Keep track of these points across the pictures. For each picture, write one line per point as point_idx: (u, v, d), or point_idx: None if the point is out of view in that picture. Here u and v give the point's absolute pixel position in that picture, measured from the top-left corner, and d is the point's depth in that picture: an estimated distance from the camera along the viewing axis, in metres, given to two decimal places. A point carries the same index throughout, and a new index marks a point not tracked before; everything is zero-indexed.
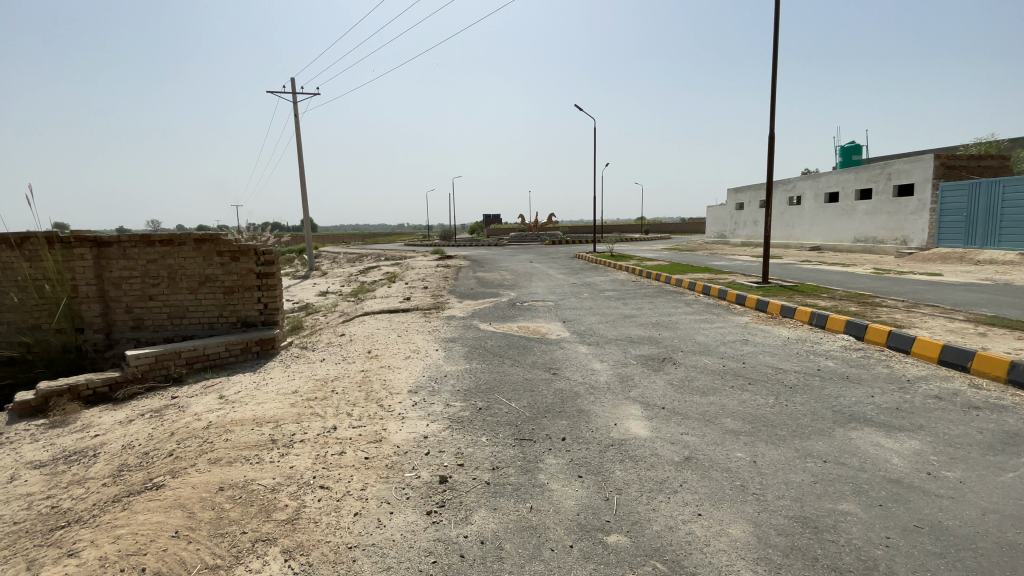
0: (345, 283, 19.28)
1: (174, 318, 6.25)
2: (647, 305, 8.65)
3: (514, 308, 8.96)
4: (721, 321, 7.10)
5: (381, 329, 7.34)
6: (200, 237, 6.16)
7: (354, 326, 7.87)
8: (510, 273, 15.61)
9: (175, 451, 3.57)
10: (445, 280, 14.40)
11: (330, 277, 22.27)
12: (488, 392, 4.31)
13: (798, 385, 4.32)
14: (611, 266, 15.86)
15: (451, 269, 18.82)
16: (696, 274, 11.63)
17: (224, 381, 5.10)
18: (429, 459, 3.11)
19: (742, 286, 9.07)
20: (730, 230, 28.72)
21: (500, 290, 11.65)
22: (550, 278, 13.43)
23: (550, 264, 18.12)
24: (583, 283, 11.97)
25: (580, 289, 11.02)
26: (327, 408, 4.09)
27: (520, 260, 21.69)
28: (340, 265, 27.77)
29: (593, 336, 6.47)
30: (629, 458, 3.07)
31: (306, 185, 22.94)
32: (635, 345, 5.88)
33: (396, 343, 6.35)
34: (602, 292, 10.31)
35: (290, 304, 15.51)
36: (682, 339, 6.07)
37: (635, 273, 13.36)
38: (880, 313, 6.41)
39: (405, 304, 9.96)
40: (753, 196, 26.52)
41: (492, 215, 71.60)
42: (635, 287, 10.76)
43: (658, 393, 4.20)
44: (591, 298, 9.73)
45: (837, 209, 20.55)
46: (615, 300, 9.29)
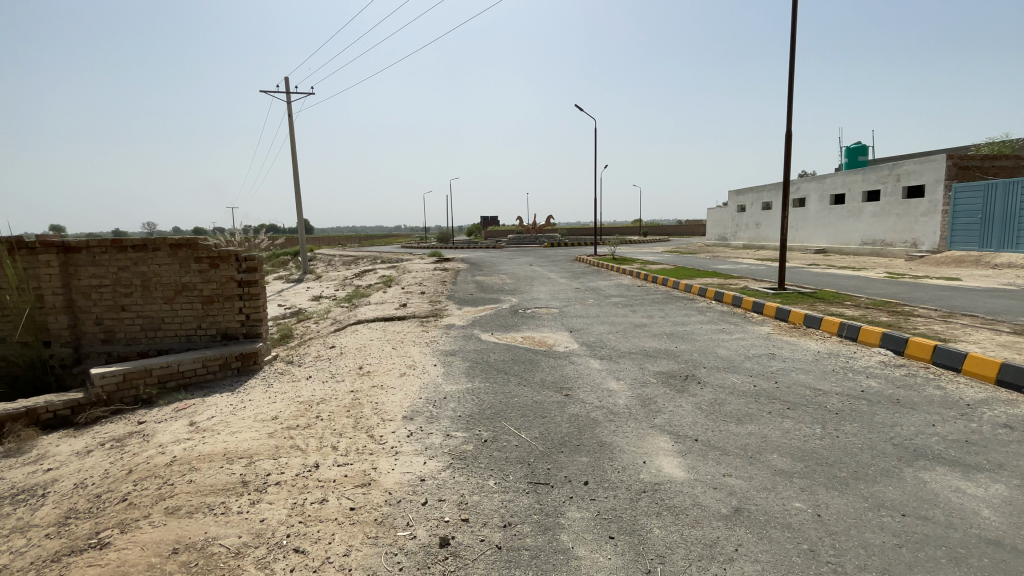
0: (339, 287, 18.69)
1: (148, 330, 5.72)
2: (658, 313, 8.14)
3: (517, 315, 8.44)
4: (742, 331, 6.60)
5: (374, 340, 6.81)
6: (176, 243, 5.64)
7: (346, 336, 7.33)
8: (510, 277, 15.07)
9: (129, 496, 3.03)
10: (443, 284, 13.87)
11: (324, 281, 21.68)
12: (494, 419, 3.79)
13: (844, 411, 3.83)
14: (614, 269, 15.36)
15: (449, 272, 18.29)
16: (705, 278, 11.15)
17: (198, 404, 4.57)
18: (427, 512, 2.60)
19: (756, 293, 8.58)
20: (731, 232, 28.27)
21: (501, 295, 11.12)
22: (552, 283, 12.90)
23: (550, 267, 17.60)
24: (587, 288, 11.46)
25: (585, 295, 10.49)
26: (310, 440, 3.57)
27: (519, 263, 21.18)
28: (334, 268, 27.16)
29: (606, 348, 5.96)
30: (667, 511, 2.55)
31: (300, 186, 22.34)
32: (652, 360, 5.37)
33: (391, 357, 5.83)
34: (609, 298, 9.80)
35: (282, 309, 14.91)
36: (703, 353, 5.56)
37: (640, 277, 12.86)
38: (916, 324, 5.93)
39: (402, 311, 9.42)
40: (755, 198, 26.08)
41: (489, 218, 71.07)
42: (643, 292, 10.25)
43: (687, 421, 3.68)
44: (597, 305, 9.22)
45: (843, 211, 20.11)
46: (624, 307, 8.78)
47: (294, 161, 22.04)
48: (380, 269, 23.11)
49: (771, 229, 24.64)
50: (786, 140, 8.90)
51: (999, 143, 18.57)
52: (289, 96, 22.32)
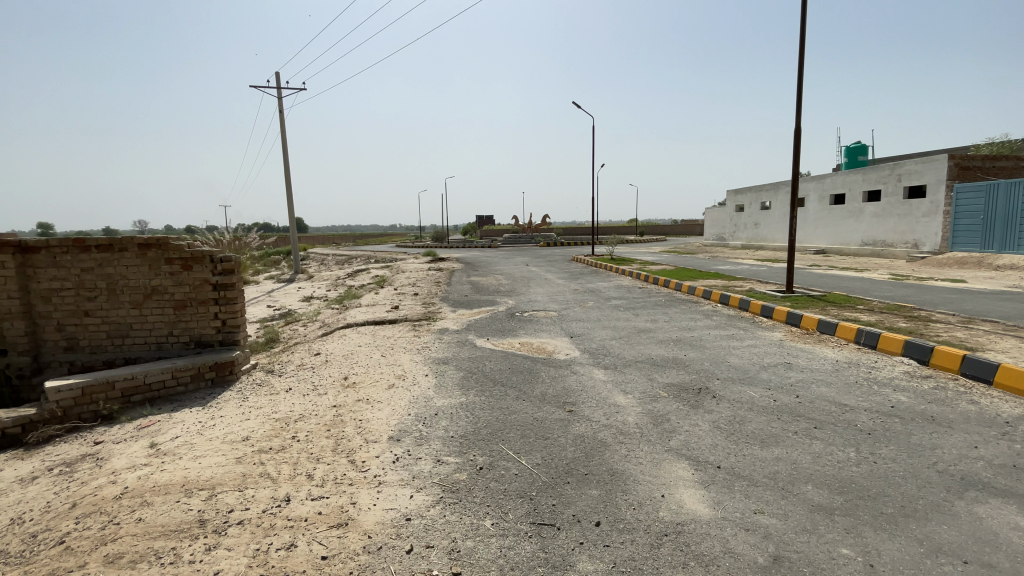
0: (332, 288, 18.23)
1: (115, 337, 5.29)
2: (662, 317, 7.77)
3: (514, 319, 8.06)
4: (752, 337, 6.24)
5: (363, 346, 6.39)
6: (145, 242, 5.22)
7: (333, 342, 6.92)
8: (506, 278, 14.67)
9: (68, 539, 2.62)
10: (438, 285, 13.45)
11: (316, 281, 21.20)
12: (489, 441, 3.40)
13: (876, 431, 3.47)
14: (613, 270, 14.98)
15: (444, 272, 17.86)
16: (708, 280, 10.79)
17: (164, 422, 4.15)
18: (412, 563, 2.20)
19: (764, 296, 8.21)
20: (729, 232, 27.96)
21: (497, 296, 10.72)
22: (549, 284, 12.53)
23: (548, 268, 17.20)
24: (587, 289, 11.09)
25: (584, 297, 10.13)
26: (283, 468, 3.16)
27: (515, 263, 20.77)
28: (327, 268, 26.65)
29: (610, 356, 5.58)
30: (694, 561, 2.17)
31: (291, 184, 21.84)
32: (660, 370, 5.00)
33: (379, 365, 5.43)
34: (609, 301, 9.43)
35: (271, 311, 14.47)
36: (714, 362, 5.20)
37: (640, 278, 12.48)
38: (937, 331, 5.58)
39: (393, 314, 9.02)
40: (754, 198, 25.77)
41: (485, 217, 70.61)
42: (644, 294, 9.88)
43: (705, 444, 3.31)
44: (597, 308, 8.84)
45: (843, 211, 19.82)
46: (625, 310, 8.41)
47: (286, 158, 21.53)
48: (374, 269, 22.65)
49: (770, 230, 24.34)
50: (794, 137, 8.54)
51: (1001, 142, 18.32)
52: (280, 92, 21.80)
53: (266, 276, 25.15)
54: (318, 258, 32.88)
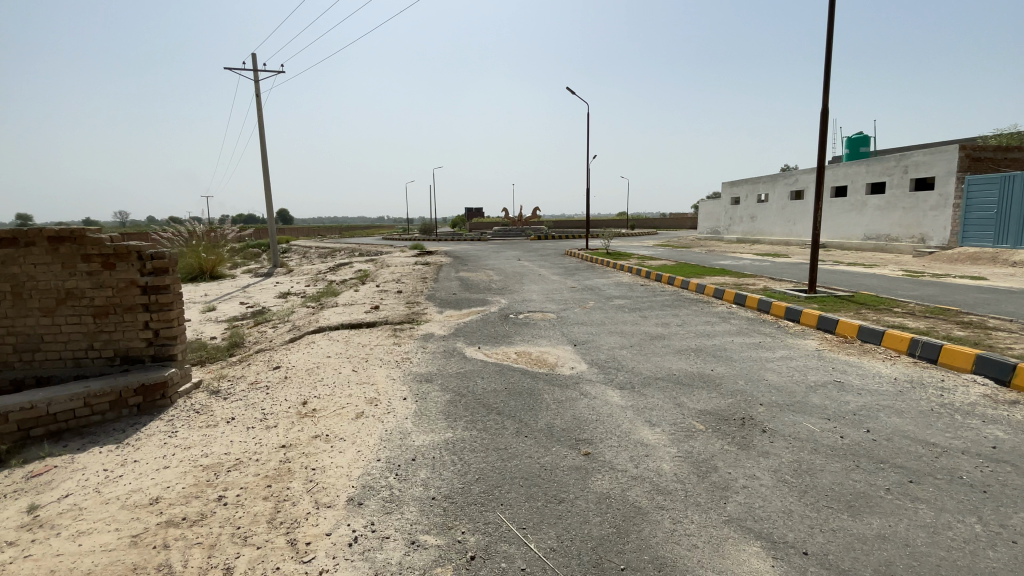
0: (310, 283, 17.11)
1: (23, 352, 4.29)
2: (674, 320, 6.92)
3: (509, 322, 7.16)
4: (784, 346, 5.42)
5: (332, 358, 5.45)
6: (57, 235, 4.22)
7: (299, 351, 5.96)
8: (497, 274, 13.74)
9: None
10: (423, 281, 12.48)
11: (294, 276, 20.04)
12: (484, 507, 2.51)
13: (989, 488, 2.66)
14: (609, 265, 14.11)
15: (430, 267, 16.87)
16: (715, 277, 9.98)
17: (61, 469, 3.21)
18: None
19: (785, 296, 7.38)
20: (723, 226, 27.23)
21: (488, 295, 9.81)
22: (544, 280, 11.63)
23: (540, 262, 16.30)
24: (585, 287, 10.20)
25: (584, 296, 9.24)
26: (194, 555, 2.25)
27: (506, 257, 19.81)
28: (308, 262, 25.40)
29: (625, 371, 4.70)
30: None
31: (269, 173, 20.59)
32: (688, 392, 4.13)
33: (347, 384, 4.50)
34: (612, 300, 8.56)
35: (243, 309, 13.38)
36: (750, 381, 4.36)
37: (641, 274, 11.62)
38: (1001, 341, 4.82)
39: (373, 315, 8.07)
40: (749, 190, 25.03)
41: (473, 210, 69.35)
42: (649, 293, 9.05)
43: (775, 512, 2.46)
44: (600, 308, 7.97)
45: (845, 205, 19.17)
46: (632, 312, 7.55)
47: (263, 145, 20.25)
48: (357, 263, 21.52)
49: (767, 223, 23.64)
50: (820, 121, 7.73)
51: (1007, 135, 17.79)
52: (257, 75, 20.46)
53: (243, 271, 23.86)
54: (300, 252, 31.61)
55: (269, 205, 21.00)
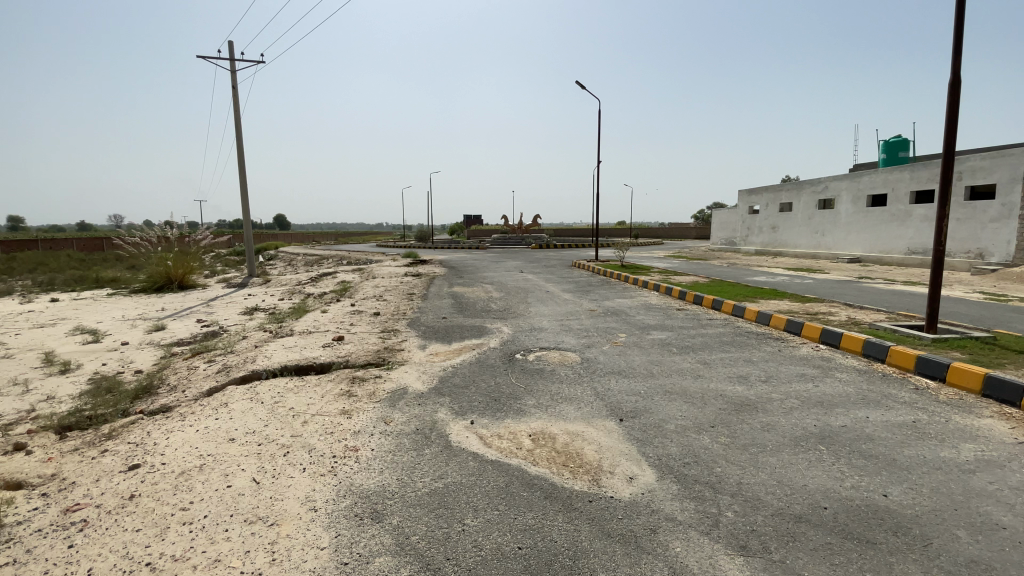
0: (284, 296, 15.01)
1: None
2: (751, 370, 4.86)
3: (516, 369, 5.09)
4: (963, 435, 3.36)
5: (233, 447, 3.37)
6: None
7: (192, 426, 3.84)
8: (498, 289, 11.69)
9: None
10: (409, 298, 10.40)
11: (271, 286, 17.96)
12: None
13: None
14: (629, 280, 12.04)
15: (422, 279, 14.81)
16: (773, 301, 7.92)
17: None
18: None
19: (902, 337, 5.30)
20: (741, 236, 25.15)
21: (487, 320, 7.71)
22: (555, 300, 9.57)
23: (547, 276, 14.24)
24: (608, 311, 8.16)
25: (610, 324, 7.17)
26: None
27: (508, 268, 17.74)
28: (291, 271, 23.27)
29: (730, 495, 2.65)
30: None
31: (247, 172, 18.55)
32: (882, 571, 2.08)
33: (226, 527, 2.44)
34: (650, 333, 6.49)
35: (195, 329, 11.24)
36: (978, 538, 2.31)
37: (672, 295, 9.54)
38: None
39: (333, 351, 5.98)
40: (771, 199, 22.95)
41: (473, 216, 67.47)
42: (695, 323, 6.98)
43: None
44: (639, 345, 5.89)
45: (885, 215, 17.23)
46: (683, 353, 5.49)
47: (240, 142, 18.21)
48: (341, 273, 19.38)
49: (791, 234, 21.61)
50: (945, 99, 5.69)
51: None
52: (235, 64, 18.41)
53: (218, 280, 21.73)
54: (286, 260, 29.52)
55: (245, 208, 18.91)
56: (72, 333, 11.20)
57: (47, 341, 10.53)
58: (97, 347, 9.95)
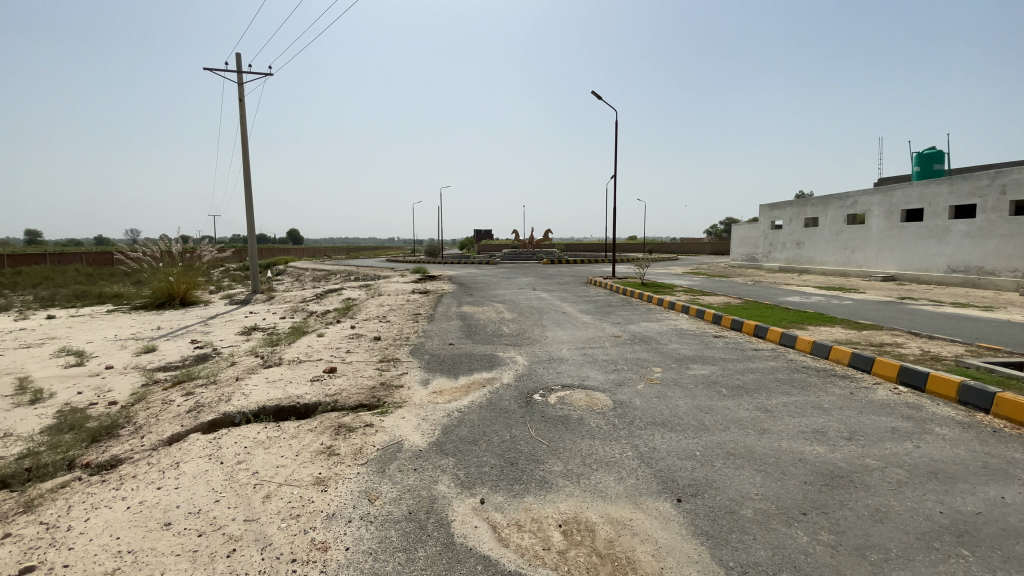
0: (285, 315, 14.28)
1: None
2: (827, 423, 3.94)
3: (535, 414, 4.21)
4: None
5: (164, 540, 2.53)
6: None
7: (126, 499, 3.02)
8: (510, 310, 10.84)
9: None
10: (414, 320, 9.59)
11: (274, 304, 17.28)
12: None
13: None
14: (652, 300, 11.13)
15: (430, 297, 14.01)
16: (825, 328, 6.96)
17: None
18: None
19: (1009, 382, 4.34)
20: (762, 252, 24.09)
21: (499, 348, 6.86)
22: (574, 324, 8.70)
23: (563, 295, 13.35)
24: (636, 338, 7.26)
25: (640, 354, 6.29)
26: None
27: (521, 286, 16.92)
28: (296, 287, 22.61)
29: None
30: None
31: (251, 186, 18.03)
32: None
33: None
34: (690, 368, 5.59)
35: (187, 352, 10.49)
36: None
37: (704, 319, 8.62)
38: None
39: (322, 387, 5.16)
40: (794, 213, 21.94)
41: (483, 231, 66.88)
42: (740, 356, 6.05)
43: None
44: (680, 384, 5.00)
45: (921, 230, 16.15)
46: (736, 398, 4.58)
47: (246, 155, 17.71)
48: (347, 290, 18.72)
49: (817, 250, 20.55)
50: None
51: None
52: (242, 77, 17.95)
53: (222, 296, 21.14)
54: (293, 275, 28.97)
55: (249, 223, 18.34)
56: (57, 355, 10.52)
57: (29, 365, 9.84)
58: (78, 371, 9.22)
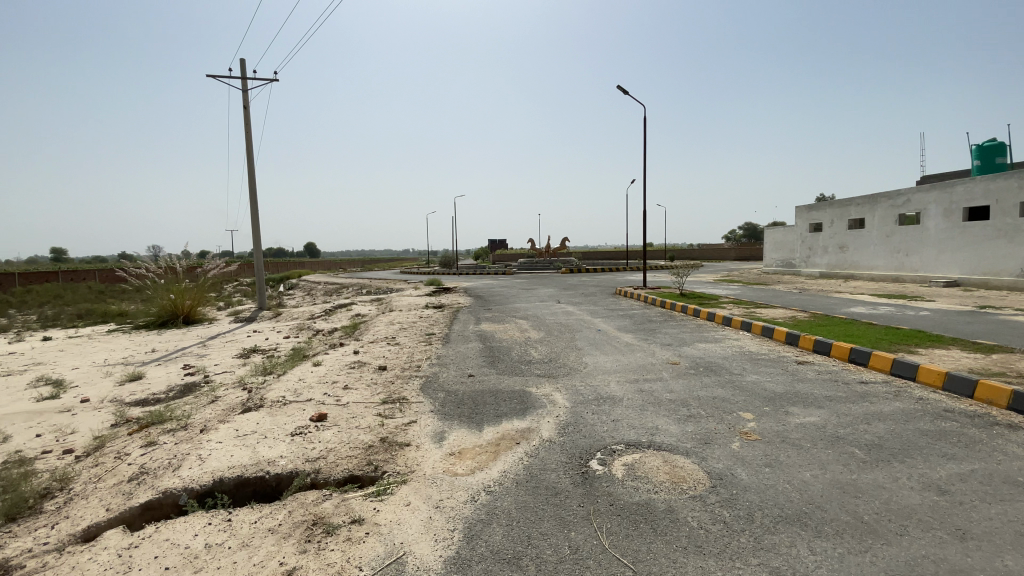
0: (289, 334, 13.15)
1: None
2: None
3: (599, 501, 2.88)
4: None
5: None
6: None
7: None
8: (537, 327, 9.52)
9: None
10: (428, 342, 8.33)
11: (281, 320, 16.23)
12: None
13: None
14: (700, 314, 9.70)
15: (446, 312, 12.77)
16: (944, 352, 5.50)
17: None
18: None
19: None
20: (801, 257, 22.42)
21: (531, 380, 5.53)
22: (616, 345, 7.34)
23: (593, 309, 11.98)
24: (699, 366, 5.88)
25: (714, 391, 4.92)
26: None
27: (544, 298, 15.58)
28: (306, 302, 21.59)
29: None
30: None
31: (256, 197, 17.09)
32: None
33: None
34: (791, 414, 4.19)
35: (175, 380, 9.36)
36: None
37: (772, 338, 7.19)
38: None
39: (303, 445, 3.89)
40: (836, 215, 20.26)
41: (497, 241, 65.94)
42: (849, 395, 4.62)
43: None
44: (790, 443, 3.61)
45: (988, 230, 14.41)
46: (886, 468, 3.17)
47: (251, 166, 16.76)
48: (358, 305, 17.57)
49: (864, 254, 18.85)
50: None
51: None
52: (246, 83, 17.07)
53: (228, 313, 20.19)
54: (304, 289, 28.04)
55: (255, 235, 17.40)
56: (34, 385, 9.46)
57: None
58: (49, 405, 8.14)
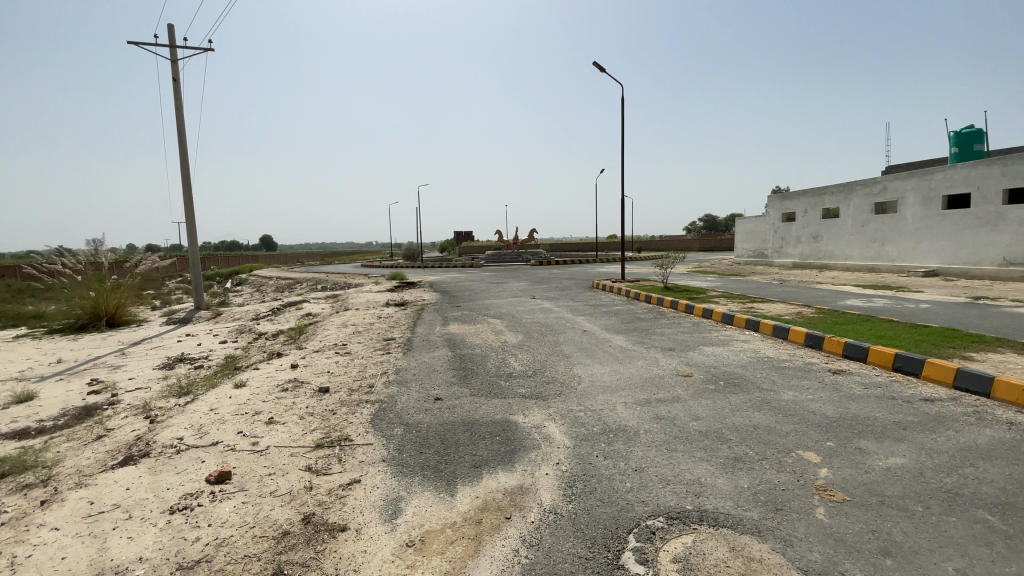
0: (226, 339, 11.44)
1: None
2: None
3: None
4: None
5: None
6: None
7: None
8: (513, 328, 8.35)
9: None
10: (385, 349, 6.98)
11: (220, 323, 14.36)
12: None
13: None
14: (693, 310, 8.71)
15: (407, 311, 11.39)
16: (1002, 357, 4.66)
17: None
18: None
19: None
20: (773, 248, 22.08)
21: (515, 405, 4.32)
22: (609, 351, 6.22)
23: (571, 305, 10.88)
24: (718, 379, 4.82)
25: (751, 416, 3.85)
26: None
27: (517, 293, 14.40)
28: (252, 301, 19.57)
29: None
30: None
31: (190, 182, 15.08)
32: None
33: None
34: (868, 454, 3.14)
35: (72, 400, 7.62)
36: None
37: (788, 340, 6.22)
38: None
39: (182, 534, 2.56)
40: (810, 204, 19.93)
41: (462, 233, 64.32)
42: (922, 420, 3.65)
43: None
44: (895, 509, 2.55)
45: (969, 218, 14.18)
46: None
47: (182, 146, 14.70)
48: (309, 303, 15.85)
49: (839, 244, 18.55)
50: None
51: None
52: (176, 52, 14.97)
53: (162, 313, 17.97)
54: (254, 285, 25.83)
55: (190, 226, 15.40)
56: None
57: None
58: None
